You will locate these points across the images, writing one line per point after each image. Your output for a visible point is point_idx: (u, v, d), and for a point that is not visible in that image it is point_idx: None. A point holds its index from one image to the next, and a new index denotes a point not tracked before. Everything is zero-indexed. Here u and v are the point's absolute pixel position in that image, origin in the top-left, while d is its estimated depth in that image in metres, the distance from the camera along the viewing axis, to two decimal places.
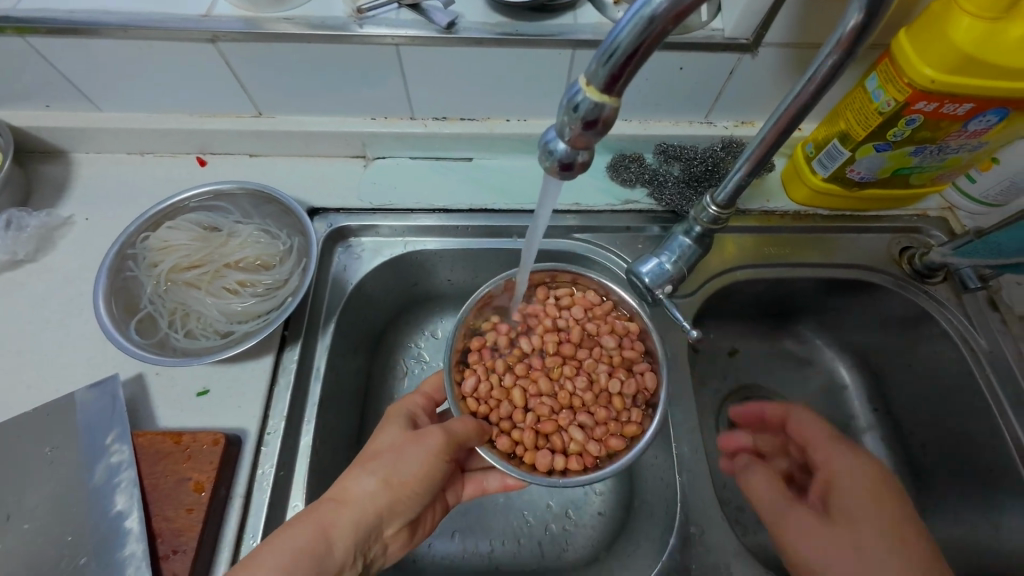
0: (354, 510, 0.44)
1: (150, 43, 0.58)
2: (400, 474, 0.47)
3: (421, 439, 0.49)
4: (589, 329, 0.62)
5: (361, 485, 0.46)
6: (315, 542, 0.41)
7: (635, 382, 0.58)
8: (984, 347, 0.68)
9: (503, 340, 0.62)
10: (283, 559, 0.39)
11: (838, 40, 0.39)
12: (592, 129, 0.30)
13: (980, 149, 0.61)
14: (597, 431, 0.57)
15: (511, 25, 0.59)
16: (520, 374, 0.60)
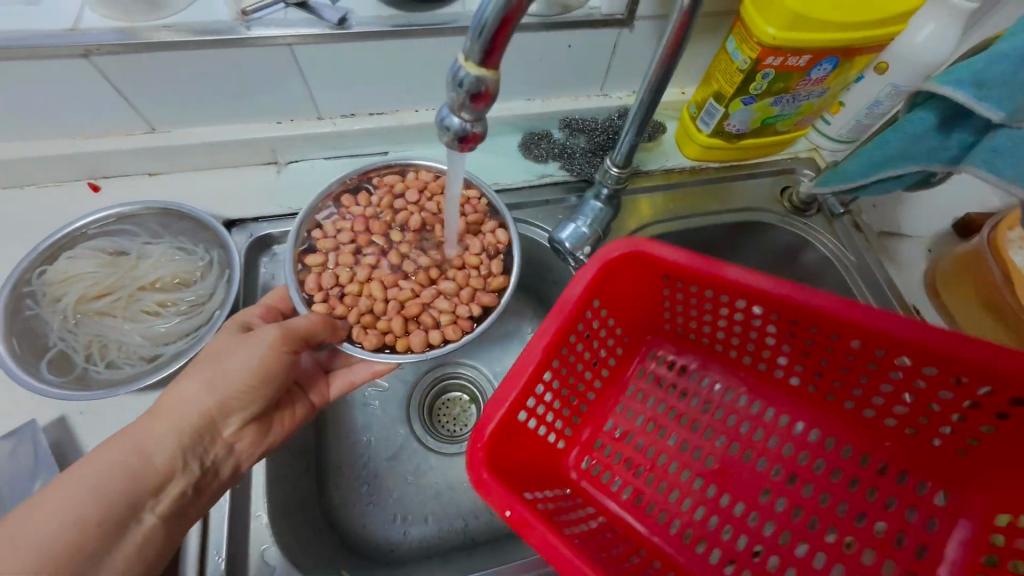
0: (176, 421, 0.47)
1: (11, 64, 0.54)
2: (224, 377, 0.49)
3: (243, 342, 0.51)
4: (429, 208, 0.65)
5: (183, 396, 0.48)
6: (132, 461, 0.44)
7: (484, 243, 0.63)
8: (854, 264, 0.79)
9: (345, 240, 0.63)
10: (93, 480, 0.42)
11: (679, 9, 0.45)
12: (478, 101, 0.33)
13: (826, 95, 0.72)
14: (460, 297, 0.62)
15: (403, 17, 0.61)
16: (370, 267, 0.63)
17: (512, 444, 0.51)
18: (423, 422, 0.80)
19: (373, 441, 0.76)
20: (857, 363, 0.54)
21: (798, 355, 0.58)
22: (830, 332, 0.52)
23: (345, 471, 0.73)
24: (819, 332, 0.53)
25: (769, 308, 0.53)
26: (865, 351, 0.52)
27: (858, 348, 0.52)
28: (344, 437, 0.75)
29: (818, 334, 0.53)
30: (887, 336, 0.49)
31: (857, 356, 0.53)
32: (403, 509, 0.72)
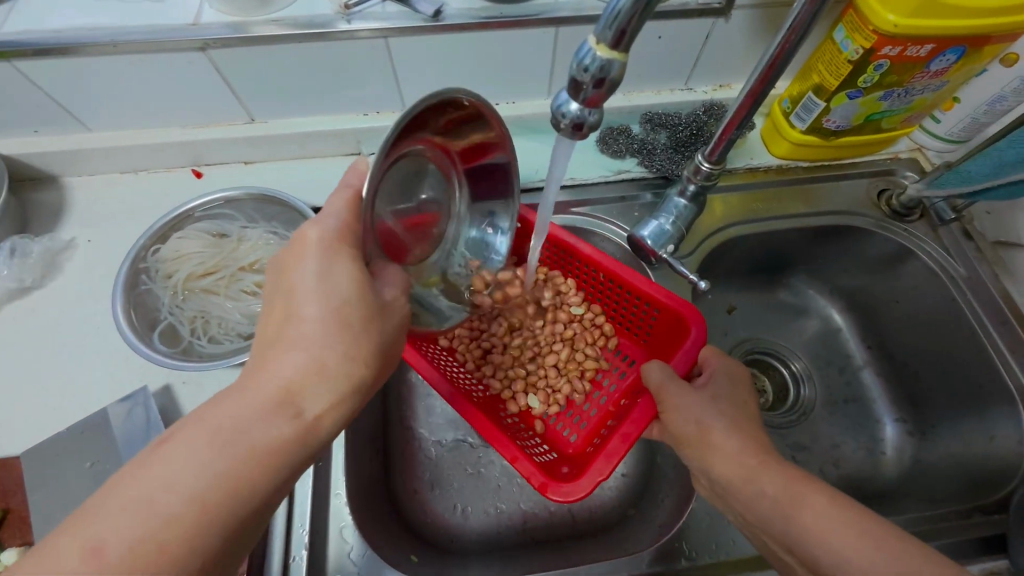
0: (324, 394, 0.39)
1: (139, 56, 0.58)
2: (377, 348, 0.42)
3: (387, 309, 0.43)
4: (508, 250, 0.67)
5: (322, 364, 0.39)
6: (288, 423, 0.37)
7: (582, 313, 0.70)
8: (963, 275, 0.73)
9: None
10: (238, 433, 0.35)
11: None
12: (602, 87, 0.32)
13: (943, 89, 0.66)
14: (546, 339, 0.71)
15: (494, 8, 0.60)
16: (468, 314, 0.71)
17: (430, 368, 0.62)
18: None
19: (437, 432, 0.75)
20: (637, 314, 0.66)
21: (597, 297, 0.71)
22: (646, 303, 0.63)
23: (411, 457, 0.73)
24: (622, 293, 0.65)
25: (599, 270, 0.65)
26: (640, 307, 0.64)
27: (632, 300, 0.64)
28: (409, 425, 0.76)
29: (593, 276, 0.67)
30: (657, 302, 0.61)
31: (642, 313, 0.65)
32: (464, 503, 0.71)
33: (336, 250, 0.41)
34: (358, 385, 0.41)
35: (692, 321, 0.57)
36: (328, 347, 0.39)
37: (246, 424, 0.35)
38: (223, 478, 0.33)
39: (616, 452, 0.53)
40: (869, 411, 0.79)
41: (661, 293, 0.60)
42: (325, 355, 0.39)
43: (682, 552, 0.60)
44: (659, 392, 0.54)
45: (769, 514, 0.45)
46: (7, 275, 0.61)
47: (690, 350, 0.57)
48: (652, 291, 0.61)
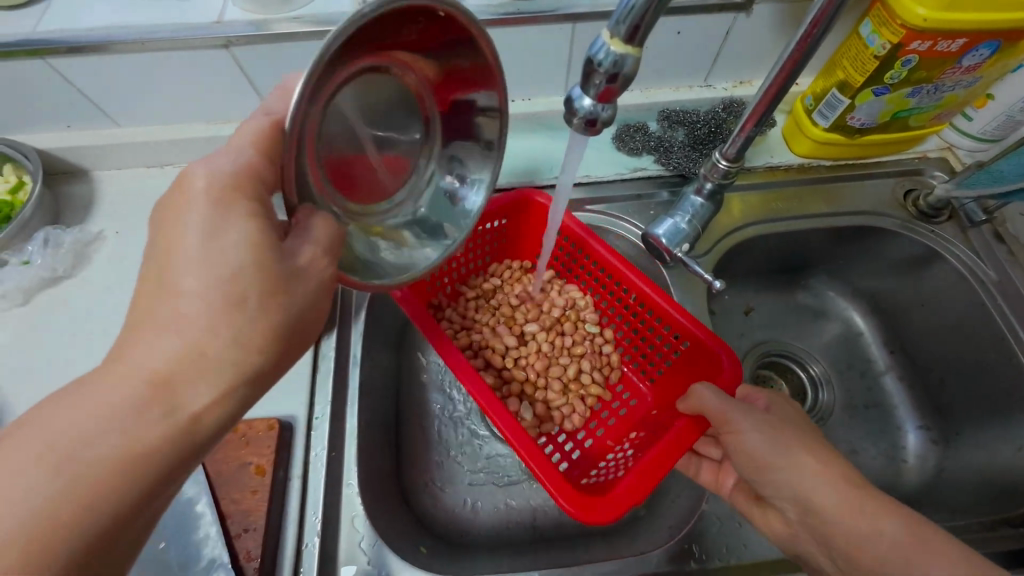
0: (211, 387, 0.35)
1: (166, 53, 0.60)
2: (280, 323, 0.38)
3: (298, 279, 0.39)
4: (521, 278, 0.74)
5: (208, 354, 0.35)
6: (165, 415, 0.34)
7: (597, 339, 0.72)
8: (993, 278, 0.70)
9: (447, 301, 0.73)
10: (99, 424, 0.32)
11: None
12: (615, 83, 0.32)
13: (975, 86, 0.63)
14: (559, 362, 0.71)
15: (510, 5, 0.60)
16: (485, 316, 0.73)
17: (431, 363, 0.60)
18: None
19: (448, 427, 0.76)
20: (659, 344, 0.66)
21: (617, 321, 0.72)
22: (670, 330, 0.63)
23: (421, 450, 0.74)
24: (651, 322, 0.65)
25: (633, 290, 0.65)
26: (667, 335, 0.64)
27: (659, 330, 0.65)
28: (419, 418, 0.76)
29: (621, 293, 0.67)
30: (690, 337, 0.60)
31: (662, 342, 0.66)
32: (474, 498, 0.71)
33: (237, 187, 0.37)
34: (255, 373, 0.38)
35: (729, 359, 0.57)
36: (211, 332, 0.35)
37: (109, 420, 0.33)
38: (81, 483, 0.31)
39: (650, 478, 0.52)
40: (891, 417, 0.76)
41: (699, 325, 0.59)
42: (208, 339, 0.35)
43: (692, 554, 0.60)
44: (724, 418, 0.52)
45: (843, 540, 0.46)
46: (41, 265, 0.64)
47: (730, 382, 0.56)
48: (683, 320, 0.60)
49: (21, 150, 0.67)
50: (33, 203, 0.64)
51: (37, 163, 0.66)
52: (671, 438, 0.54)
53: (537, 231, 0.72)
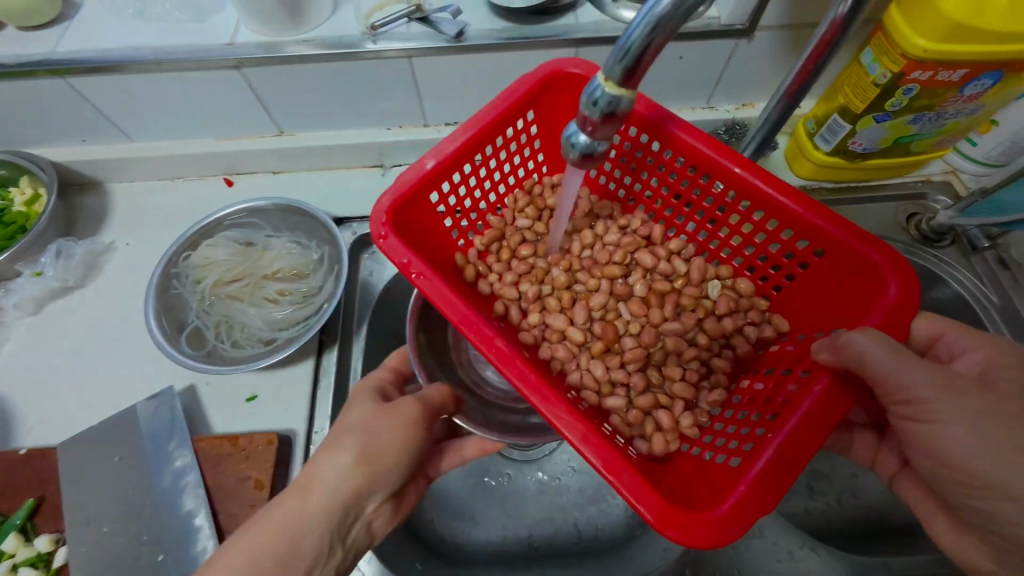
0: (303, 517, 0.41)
1: (181, 73, 0.62)
2: (374, 446, 0.45)
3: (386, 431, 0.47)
4: (607, 260, 0.61)
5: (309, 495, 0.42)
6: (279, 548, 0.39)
7: (683, 269, 0.59)
8: (996, 304, 0.69)
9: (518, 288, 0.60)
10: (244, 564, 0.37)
11: (831, 20, 0.43)
12: (610, 120, 0.33)
13: (978, 113, 0.63)
14: (682, 359, 0.57)
15: (515, 30, 0.62)
16: (513, 269, 0.61)
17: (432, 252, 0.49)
18: None
19: None
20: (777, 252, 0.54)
21: (709, 249, 0.62)
22: (793, 233, 0.51)
23: None
24: (758, 219, 0.53)
25: (732, 185, 0.52)
26: (787, 243, 0.52)
27: (760, 226, 0.53)
28: None
29: (721, 199, 0.54)
30: (822, 241, 0.48)
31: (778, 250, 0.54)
32: (472, 513, 0.72)
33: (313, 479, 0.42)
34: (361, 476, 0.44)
35: (897, 267, 0.43)
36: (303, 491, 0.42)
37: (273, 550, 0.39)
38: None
39: (784, 471, 0.39)
40: None
41: (840, 221, 0.46)
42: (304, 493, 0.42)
43: None
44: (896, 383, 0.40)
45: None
46: (53, 276, 0.65)
47: (900, 313, 0.43)
48: (821, 221, 0.47)
49: (36, 164, 0.68)
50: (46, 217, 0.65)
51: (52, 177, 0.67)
52: (815, 400, 0.41)
53: (577, 114, 0.57)
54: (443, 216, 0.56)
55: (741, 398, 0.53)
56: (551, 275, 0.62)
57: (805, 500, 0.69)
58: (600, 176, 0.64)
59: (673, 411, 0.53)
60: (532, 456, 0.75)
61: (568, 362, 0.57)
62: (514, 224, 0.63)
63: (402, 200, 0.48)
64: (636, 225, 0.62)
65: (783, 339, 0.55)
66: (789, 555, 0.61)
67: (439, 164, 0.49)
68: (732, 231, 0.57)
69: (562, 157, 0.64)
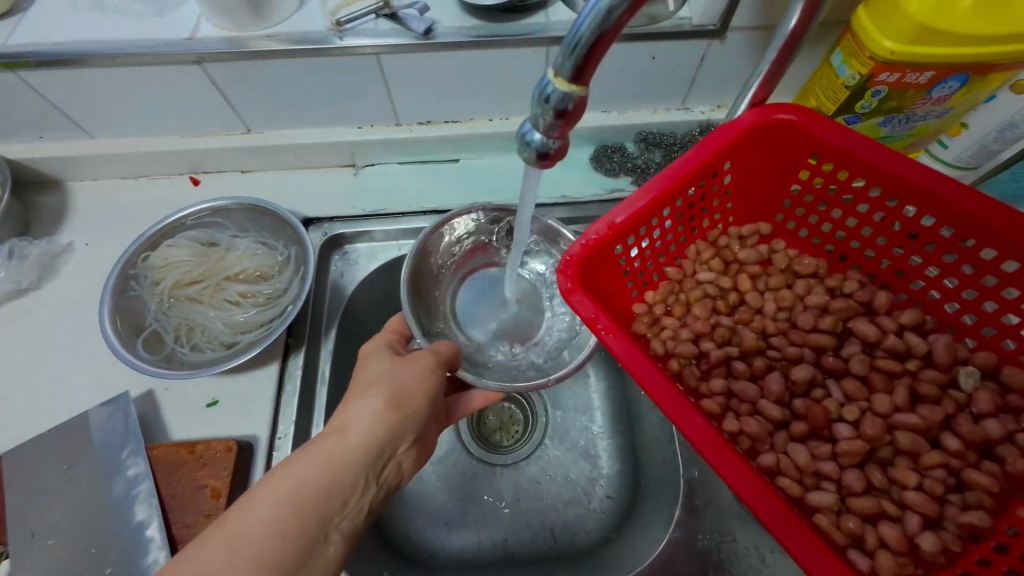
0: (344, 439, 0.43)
1: (140, 68, 0.60)
2: (400, 389, 0.47)
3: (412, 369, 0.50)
4: (837, 320, 0.58)
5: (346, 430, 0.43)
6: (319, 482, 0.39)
7: (919, 345, 0.55)
8: None
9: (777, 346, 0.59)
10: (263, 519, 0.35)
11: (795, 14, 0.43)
12: (563, 118, 0.32)
13: (945, 116, 0.64)
14: (919, 435, 0.52)
15: (485, 28, 0.61)
16: (687, 326, 0.59)
17: (604, 275, 0.51)
18: (470, 432, 0.77)
19: None
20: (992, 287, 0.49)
21: (920, 299, 0.57)
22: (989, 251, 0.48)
23: None
24: (950, 241, 0.50)
25: (923, 207, 0.50)
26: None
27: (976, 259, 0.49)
28: None
29: (938, 238, 0.51)
30: (1005, 243, 0.46)
31: (963, 269, 0.51)
32: (445, 519, 0.71)
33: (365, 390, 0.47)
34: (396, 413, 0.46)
35: None
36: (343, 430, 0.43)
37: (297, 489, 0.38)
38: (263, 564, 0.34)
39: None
40: None
41: (1015, 218, 0.45)
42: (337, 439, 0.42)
43: None
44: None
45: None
46: (5, 277, 0.63)
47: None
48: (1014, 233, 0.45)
49: None
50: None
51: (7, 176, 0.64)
52: None
53: (786, 161, 0.56)
54: (626, 274, 0.56)
55: (1012, 488, 0.48)
56: (748, 327, 0.60)
57: None
58: (789, 220, 0.62)
59: (906, 526, 0.48)
60: (507, 460, 0.75)
61: (760, 439, 0.54)
62: (699, 283, 0.61)
63: (598, 246, 0.49)
64: (801, 266, 0.61)
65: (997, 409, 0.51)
66: (762, 559, 0.60)
67: (626, 220, 0.49)
68: (924, 261, 0.54)
69: (776, 206, 0.62)
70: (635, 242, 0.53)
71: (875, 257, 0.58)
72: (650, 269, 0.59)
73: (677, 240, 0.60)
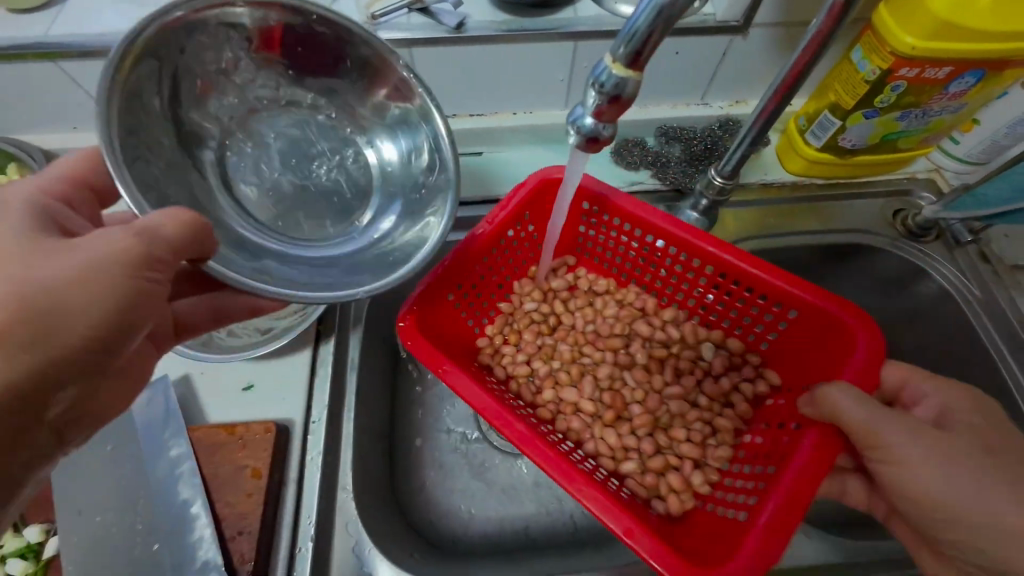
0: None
1: None
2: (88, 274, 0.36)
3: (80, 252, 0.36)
4: (644, 332, 0.67)
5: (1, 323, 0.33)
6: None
7: (678, 335, 0.66)
8: (978, 297, 0.71)
9: (568, 371, 0.66)
10: None
11: (828, 10, 0.44)
12: (616, 103, 0.34)
13: (962, 111, 0.66)
14: (694, 428, 0.63)
15: (515, 22, 0.62)
16: (519, 354, 0.66)
17: (435, 318, 0.59)
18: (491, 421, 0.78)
19: (443, 433, 0.76)
20: (756, 314, 0.63)
21: (690, 306, 0.69)
22: (738, 284, 0.61)
23: (416, 456, 0.74)
24: (701, 270, 0.63)
25: (708, 262, 0.61)
26: (765, 305, 0.61)
27: (758, 303, 0.61)
28: (415, 423, 0.76)
29: (697, 270, 0.64)
30: (768, 287, 0.58)
31: (719, 289, 0.64)
32: (468, 505, 0.72)
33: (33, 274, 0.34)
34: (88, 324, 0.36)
35: (864, 327, 0.52)
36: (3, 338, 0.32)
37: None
38: None
39: (789, 519, 0.45)
40: None
41: (778, 273, 0.57)
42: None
43: None
44: (870, 430, 0.47)
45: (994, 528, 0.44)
46: None
47: (873, 362, 0.51)
48: (801, 292, 0.57)
49: (25, 150, 0.66)
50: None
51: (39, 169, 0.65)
52: (805, 459, 0.48)
53: (576, 208, 0.66)
54: (456, 310, 0.63)
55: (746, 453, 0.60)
56: (553, 348, 0.68)
57: None
58: (585, 250, 0.71)
59: (684, 472, 0.59)
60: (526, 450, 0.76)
61: (582, 431, 0.62)
62: (525, 309, 0.69)
63: (431, 289, 0.56)
64: (631, 298, 0.69)
65: (777, 392, 0.63)
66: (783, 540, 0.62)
67: (461, 255, 0.58)
68: (701, 290, 0.66)
69: (570, 247, 0.72)
70: (460, 288, 0.61)
71: (663, 285, 0.69)
72: (484, 301, 0.67)
73: (507, 277, 0.69)
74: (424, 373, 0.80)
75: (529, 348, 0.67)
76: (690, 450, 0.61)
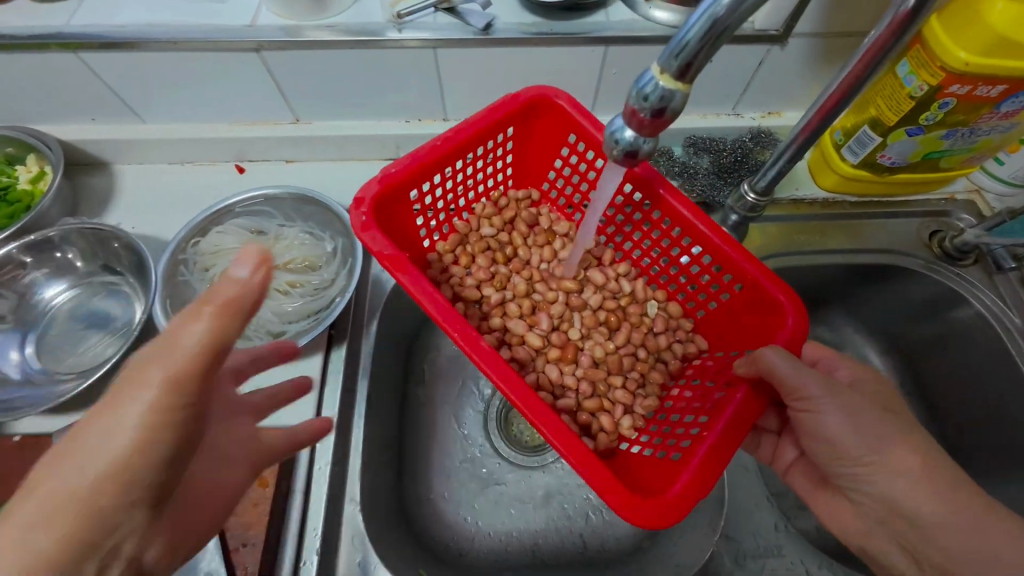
0: None
1: (199, 54, 0.60)
2: None
3: None
4: (596, 280, 0.65)
5: None
6: None
7: (628, 289, 0.64)
8: (1019, 326, 0.67)
9: (518, 289, 0.65)
10: None
11: (889, 21, 0.41)
12: (660, 116, 0.31)
13: (1012, 131, 0.62)
14: (630, 376, 0.60)
15: (544, 25, 0.60)
16: (472, 275, 0.65)
17: (391, 221, 0.55)
18: (501, 431, 0.76)
19: (451, 441, 0.74)
20: (702, 284, 0.58)
21: (636, 259, 0.66)
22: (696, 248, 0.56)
23: (423, 465, 0.72)
24: (683, 241, 0.57)
25: (677, 224, 0.55)
26: (716, 278, 0.56)
27: (703, 267, 0.56)
28: (423, 430, 0.74)
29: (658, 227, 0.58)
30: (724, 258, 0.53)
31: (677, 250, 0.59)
32: (475, 518, 0.70)
33: None
34: None
35: (795, 309, 0.48)
36: None
37: None
38: None
39: (715, 461, 0.43)
40: None
41: (739, 248, 0.52)
42: None
43: None
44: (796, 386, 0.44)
45: (984, 559, 0.40)
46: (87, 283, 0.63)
47: (796, 341, 0.47)
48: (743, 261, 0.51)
49: (43, 141, 0.66)
50: (71, 230, 0.59)
51: (132, 315, 0.61)
52: (737, 407, 0.45)
53: (557, 142, 0.61)
54: (416, 215, 0.59)
55: (673, 403, 0.58)
56: (510, 278, 0.66)
57: (817, 518, 0.67)
58: (553, 187, 0.67)
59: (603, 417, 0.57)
60: (534, 462, 0.74)
61: (527, 360, 0.62)
62: (483, 240, 0.66)
63: (389, 189, 0.51)
64: (591, 246, 0.67)
65: (705, 355, 0.61)
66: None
67: (419, 167, 0.52)
68: (654, 247, 0.62)
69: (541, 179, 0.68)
70: (433, 184, 0.57)
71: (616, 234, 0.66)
72: (442, 218, 0.64)
73: (462, 205, 0.65)
74: (433, 380, 0.79)
75: (481, 273, 0.65)
76: (623, 395, 0.58)
